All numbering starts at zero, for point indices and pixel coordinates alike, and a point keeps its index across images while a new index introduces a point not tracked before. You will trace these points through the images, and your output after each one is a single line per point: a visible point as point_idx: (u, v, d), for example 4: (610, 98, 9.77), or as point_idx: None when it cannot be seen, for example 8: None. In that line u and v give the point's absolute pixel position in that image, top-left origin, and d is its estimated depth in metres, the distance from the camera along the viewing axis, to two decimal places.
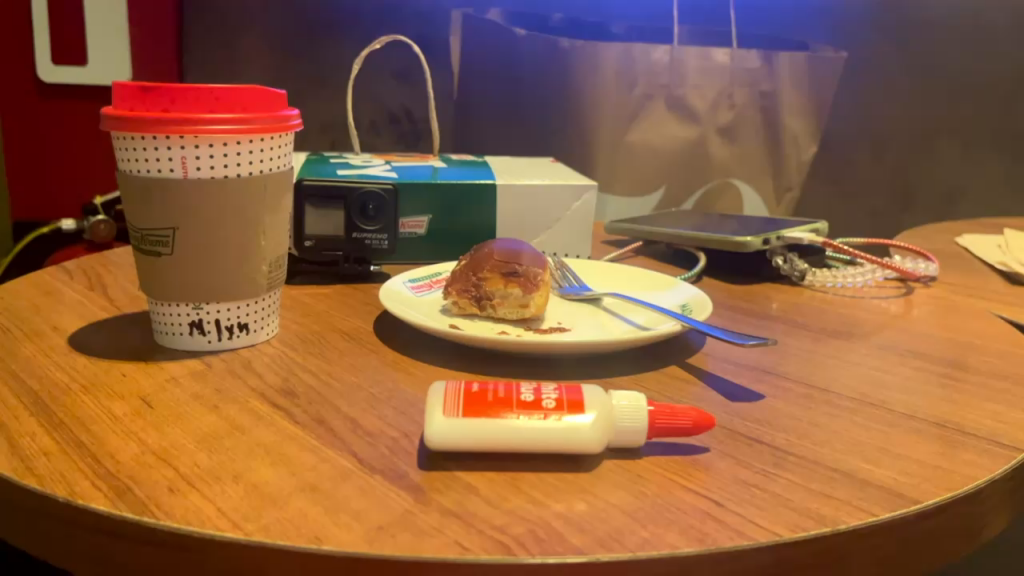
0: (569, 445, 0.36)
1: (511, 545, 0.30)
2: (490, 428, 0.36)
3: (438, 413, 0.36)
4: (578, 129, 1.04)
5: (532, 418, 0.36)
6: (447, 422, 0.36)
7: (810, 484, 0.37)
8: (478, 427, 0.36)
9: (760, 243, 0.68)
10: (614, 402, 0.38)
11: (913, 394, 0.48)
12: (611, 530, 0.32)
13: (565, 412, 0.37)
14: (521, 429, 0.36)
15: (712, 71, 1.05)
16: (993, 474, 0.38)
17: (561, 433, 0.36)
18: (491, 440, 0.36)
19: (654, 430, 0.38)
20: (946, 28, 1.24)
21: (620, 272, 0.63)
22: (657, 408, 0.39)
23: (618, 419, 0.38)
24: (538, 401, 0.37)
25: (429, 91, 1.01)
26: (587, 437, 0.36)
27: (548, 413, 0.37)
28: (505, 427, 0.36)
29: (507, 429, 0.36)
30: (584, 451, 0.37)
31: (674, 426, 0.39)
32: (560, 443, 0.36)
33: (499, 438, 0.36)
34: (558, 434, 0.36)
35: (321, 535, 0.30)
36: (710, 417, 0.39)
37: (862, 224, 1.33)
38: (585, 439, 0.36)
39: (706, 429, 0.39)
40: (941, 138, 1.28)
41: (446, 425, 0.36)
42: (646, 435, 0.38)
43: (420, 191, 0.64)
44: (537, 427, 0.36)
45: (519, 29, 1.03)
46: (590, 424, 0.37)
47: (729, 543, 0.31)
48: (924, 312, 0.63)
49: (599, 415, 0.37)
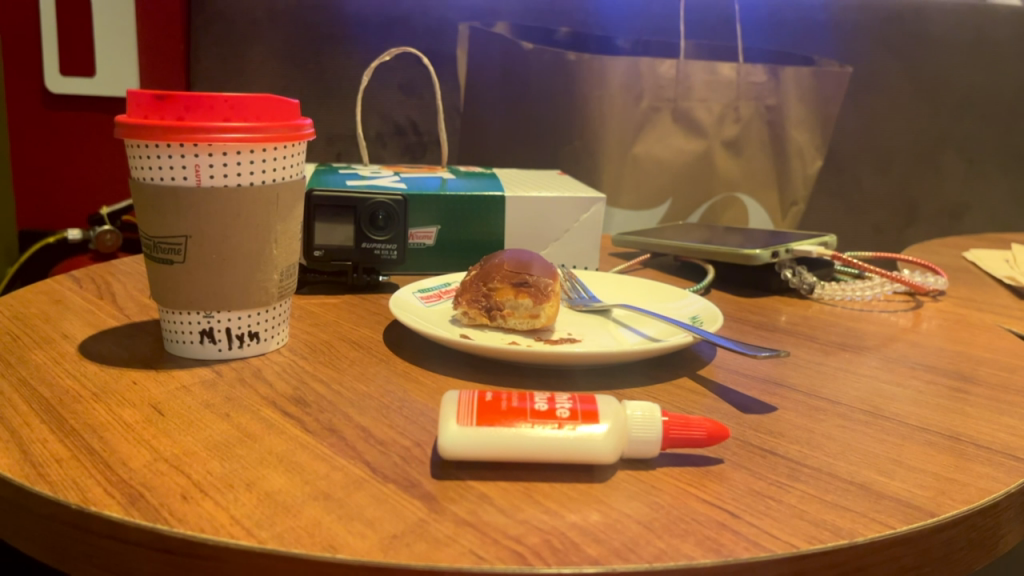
0: (584, 455, 0.36)
1: (526, 555, 0.30)
2: (503, 436, 0.36)
3: (450, 420, 0.36)
4: (585, 141, 1.06)
5: (546, 427, 0.36)
6: (461, 431, 0.36)
7: (825, 496, 0.36)
8: (490, 435, 0.36)
9: (769, 256, 0.68)
10: (628, 412, 0.38)
11: (925, 406, 0.47)
12: (626, 540, 0.31)
13: (580, 422, 0.37)
14: (535, 439, 0.36)
15: (718, 86, 1.07)
16: (1009, 487, 0.38)
17: (574, 443, 0.36)
18: (503, 448, 0.36)
19: (669, 440, 0.38)
20: (951, 44, 1.25)
21: (629, 285, 0.63)
22: (671, 418, 0.38)
23: (633, 429, 0.37)
24: (552, 411, 0.37)
25: (436, 105, 1.01)
26: (602, 447, 0.36)
27: (562, 422, 0.37)
28: (519, 436, 0.36)
29: (519, 437, 0.36)
30: (598, 462, 0.36)
31: (689, 436, 0.38)
32: (573, 452, 0.36)
33: (511, 446, 0.36)
34: (570, 444, 0.36)
35: (335, 543, 0.29)
36: (725, 428, 0.39)
37: (868, 240, 1.32)
38: (598, 449, 0.36)
39: (721, 440, 0.39)
40: (945, 153, 1.30)
41: (460, 433, 0.36)
42: (660, 445, 0.38)
43: (429, 203, 0.64)
44: (551, 436, 0.36)
45: (526, 43, 1.03)
46: (604, 434, 0.36)
47: (745, 554, 0.31)
48: (934, 325, 0.63)
49: (613, 425, 0.37)
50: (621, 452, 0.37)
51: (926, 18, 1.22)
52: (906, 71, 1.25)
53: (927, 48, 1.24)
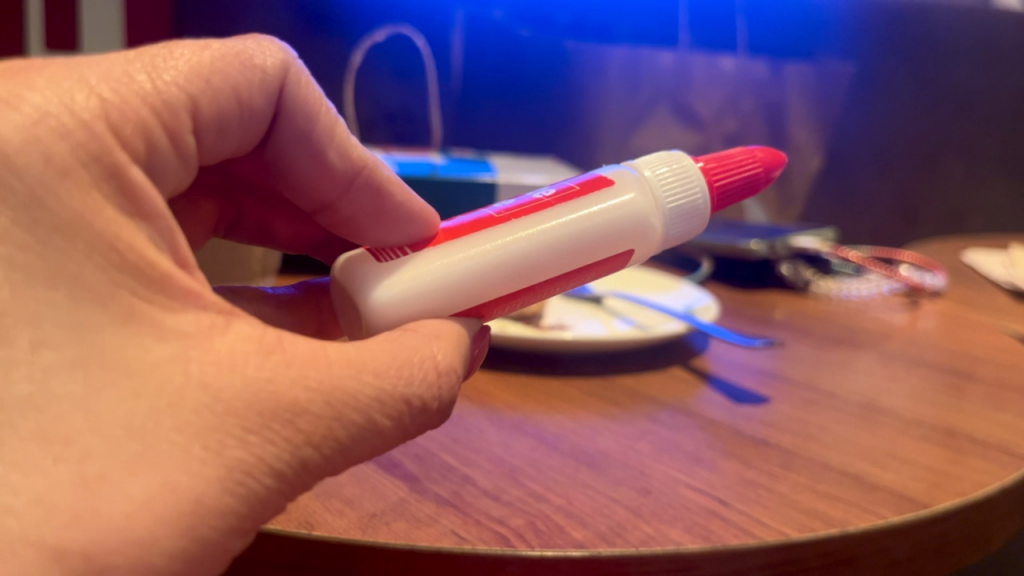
0: (604, 214, 0.33)
1: (509, 537, 0.29)
2: (484, 250, 0.31)
3: (391, 269, 0.30)
4: (580, 126, 1.06)
5: (543, 218, 0.32)
6: (401, 285, 0.29)
7: (818, 485, 0.36)
8: (471, 257, 0.31)
9: (764, 250, 0.69)
10: (651, 175, 0.34)
11: (920, 401, 0.47)
12: (613, 525, 0.31)
13: (560, 199, 0.33)
14: (519, 244, 0.31)
15: (718, 79, 1.10)
16: (1004, 480, 0.37)
17: (614, 219, 0.33)
18: (495, 284, 0.31)
19: (728, 192, 0.35)
20: (955, 43, 1.26)
21: (621, 275, 0.66)
22: (708, 161, 0.35)
23: (663, 189, 0.34)
24: (533, 199, 0.33)
25: (433, 92, 0.95)
26: (617, 202, 0.33)
27: (543, 212, 0.32)
28: (489, 250, 0.31)
29: (494, 249, 0.31)
30: (634, 222, 0.33)
31: (744, 183, 0.36)
32: (617, 234, 0.33)
33: (515, 255, 0.31)
34: (591, 252, 0.33)
35: (311, 521, 0.29)
36: (779, 150, 0.37)
37: (864, 238, 1.32)
38: (618, 205, 0.33)
39: (777, 170, 0.37)
40: (945, 158, 1.31)
41: (404, 281, 0.30)
42: (710, 205, 0.35)
43: (419, 185, 0.62)
44: (567, 222, 0.32)
45: (524, 32, 0.99)
46: (621, 199, 0.33)
47: (735, 541, 0.30)
48: (931, 324, 0.62)
49: (643, 200, 0.33)
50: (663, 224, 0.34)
51: (931, 19, 1.23)
52: (909, 71, 1.25)
53: (931, 48, 1.25)
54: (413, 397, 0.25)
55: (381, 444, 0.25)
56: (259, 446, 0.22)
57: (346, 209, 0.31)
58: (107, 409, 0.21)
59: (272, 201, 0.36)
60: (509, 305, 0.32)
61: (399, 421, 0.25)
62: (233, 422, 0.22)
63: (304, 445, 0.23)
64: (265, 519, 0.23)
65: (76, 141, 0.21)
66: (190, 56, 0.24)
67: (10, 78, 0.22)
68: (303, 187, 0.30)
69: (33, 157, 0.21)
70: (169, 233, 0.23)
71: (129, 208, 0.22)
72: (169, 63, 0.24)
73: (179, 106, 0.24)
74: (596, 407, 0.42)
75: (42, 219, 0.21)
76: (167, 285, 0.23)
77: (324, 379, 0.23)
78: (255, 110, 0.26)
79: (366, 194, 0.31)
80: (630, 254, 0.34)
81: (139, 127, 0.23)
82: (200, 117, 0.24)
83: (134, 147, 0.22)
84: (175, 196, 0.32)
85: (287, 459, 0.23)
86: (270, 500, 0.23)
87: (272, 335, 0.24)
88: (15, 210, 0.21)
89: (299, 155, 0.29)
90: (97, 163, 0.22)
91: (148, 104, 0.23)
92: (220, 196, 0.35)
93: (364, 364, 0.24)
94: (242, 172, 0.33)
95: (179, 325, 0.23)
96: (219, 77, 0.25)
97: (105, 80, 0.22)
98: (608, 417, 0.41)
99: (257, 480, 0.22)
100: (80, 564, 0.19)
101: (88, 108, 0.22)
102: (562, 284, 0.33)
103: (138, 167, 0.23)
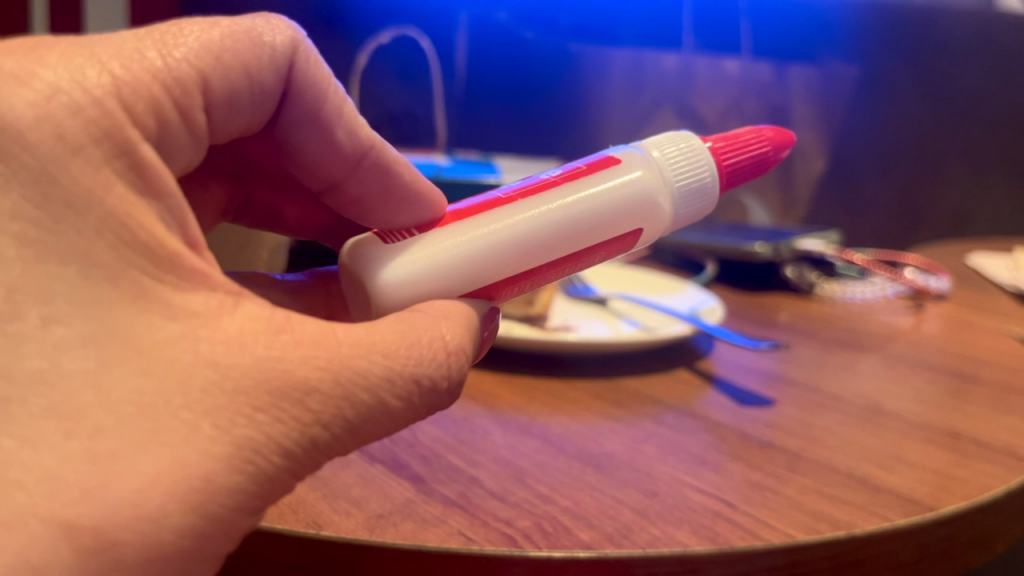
0: (614, 193, 0.33)
1: (517, 538, 0.29)
2: (493, 228, 0.31)
3: (400, 249, 0.30)
4: (583, 127, 1.07)
5: (550, 198, 0.32)
6: (409, 266, 0.30)
7: (824, 488, 0.36)
8: (478, 235, 0.31)
9: (768, 253, 0.69)
10: (659, 155, 0.34)
11: (925, 404, 0.47)
12: (620, 526, 0.31)
13: (567, 179, 0.33)
14: (527, 224, 0.31)
15: (722, 82, 1.11)
16: (1009, 484, 0.37)
17: (622, 196, 0.33)
18: (505, 265, 0.31)
19: (738, 173, 0.35)
20: (959, 46, 1.26)
21: (625, 275, 0.66)
22: (716, 141, 0.35)
23: (671, 167, 0.34)
24: (540, 180, 0.33)
25: (436, 93, 0.95)
26: (627, 180, 0.33)
27: (550, 192, 0.32)
28: (497, 230, 0.31)
29: (502, 230, 0.31)
30: (644, 202, 0.33)
31: (753, 164, 0.36)
32: (626, 211, 0.33)
33: (524, 232, 0.31)
34: (600, 230, 0.33)
35: (319, 522, 0.29)
36: (786, 129, 0.37)
37: (867, 240, 1.32)
38: (627, 183, 0.33)
39: (785, 149, 0.37)
40: (948, 159, 1.31)
41: (413, 263, 0.30)
42: (721, 185, 0.35)
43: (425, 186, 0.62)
44: (574, 200, 0.32)
45: (528, 34, 0.99)
46: (630, 177, 0.33)
47: (741, 543, 0.30)
48: (936, 328, 0.62)
49: (651, 178, 0.33)
50: (674, 205, 0.34)
51: (935, 22, 1.23)
52: (913, 73, 1.25)
53: (935, 50, 1.25)
54: (422, 374, 0.25)
55: (389, 423, 0.25)
56: (267, 425, 0.22)
57: (353, 189, 0.31)
58: (117, 386, 0.21)
59: (281, 183, 0.36)
60: (520, 287, 0.32)
61: (409, 400, 0.25)
62: (242, 400, 0.22)
63: (314, 424, 0.23)
64: (275, 498, 0.23)
65: (88, 118, 0.21)
66: (199, 32, 0.24)
67: (21, 52, 0.22)
68: (312, 164, 0.30)
69: (44, 132, 0.21)
70: (180, 211, 0.23)
71: (142, 185, 0.22)
72: (179, 40, 0.24)
73: (190, 83, 0.24)
74: (602, 408, 0.42)
75: (54, 195, 0.21)
76: (176, 264, 0.23)
77: (334, 358, 0.23)
78: (265, 86, 0.26)
79: (374, 172, 0.31)
80: (640, 233, 0.34)
81: (151, 105, 0.23)
82: (211, 93, 0.25)
83: (145, 124, 0.22)
84: (184, 175, 0.33)
85: (297, 437, 0.23)
86: (276, 485, 0.23)
87: (281, 314, 0.24)
88: (27, 185, 0.21)
89: (306, 134, 0.29)
90: (108, 137, 0.22)
91: (160, 82, 0.23)
92: (231, 179, 0.35)
93: (373, 344, 0.24)
94: (252, 152, 0.33)
95: (190, 305, 0.23)
96: (229, 54, 0.25)
97: (116, 57, 0.22)
98: (614, 419, 0.41)
99: (266, 458, 0.22)
100: (91, 539, 0.20)
101: (100, 84, 0.22)
102: (572, 264, 0.33)
103: (150, 144, 0.23)
